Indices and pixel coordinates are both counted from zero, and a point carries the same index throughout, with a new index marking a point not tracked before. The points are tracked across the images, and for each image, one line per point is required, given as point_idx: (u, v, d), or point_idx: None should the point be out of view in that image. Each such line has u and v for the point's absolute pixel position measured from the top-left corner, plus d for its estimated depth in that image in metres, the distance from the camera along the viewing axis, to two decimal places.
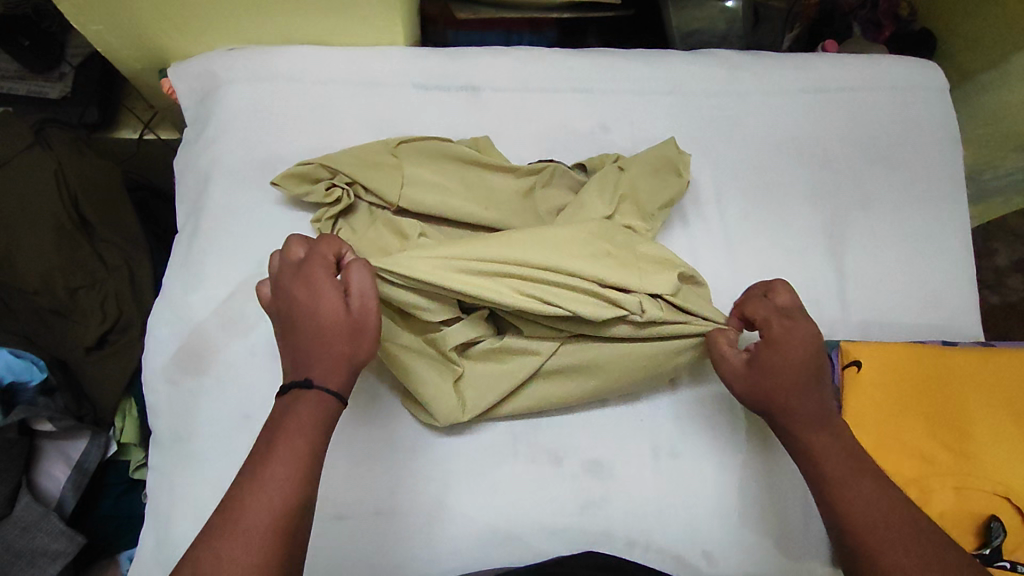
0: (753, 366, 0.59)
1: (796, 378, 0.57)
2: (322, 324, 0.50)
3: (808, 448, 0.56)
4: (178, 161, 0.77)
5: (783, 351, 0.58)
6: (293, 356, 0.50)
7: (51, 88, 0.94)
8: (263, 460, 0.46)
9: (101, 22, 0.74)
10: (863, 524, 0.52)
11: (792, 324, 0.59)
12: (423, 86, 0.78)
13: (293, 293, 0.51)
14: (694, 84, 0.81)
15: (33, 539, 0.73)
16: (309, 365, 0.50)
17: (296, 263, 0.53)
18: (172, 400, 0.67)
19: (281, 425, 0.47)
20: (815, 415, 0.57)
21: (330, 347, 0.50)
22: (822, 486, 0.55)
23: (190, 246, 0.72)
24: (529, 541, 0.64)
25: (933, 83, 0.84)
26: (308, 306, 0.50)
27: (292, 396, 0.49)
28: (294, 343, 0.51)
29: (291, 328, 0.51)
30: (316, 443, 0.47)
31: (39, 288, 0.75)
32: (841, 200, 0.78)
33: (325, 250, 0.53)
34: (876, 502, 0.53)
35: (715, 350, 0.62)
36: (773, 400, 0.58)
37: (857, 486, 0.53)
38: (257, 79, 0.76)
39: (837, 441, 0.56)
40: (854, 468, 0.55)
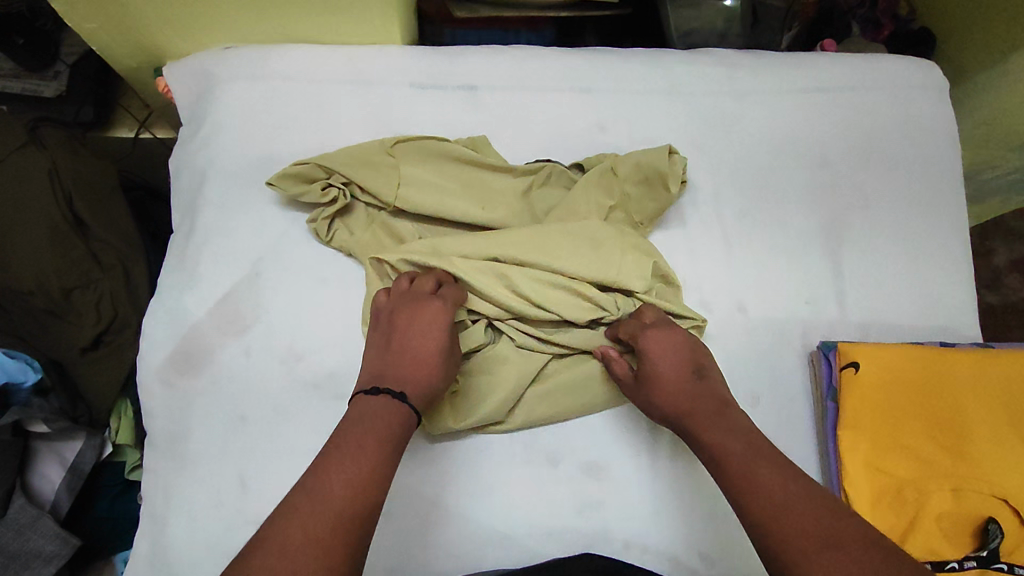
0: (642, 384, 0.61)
1: (678, 385, 0.59)
2: (424, 356, 0.58)
3: (710, 451, 0.54)
4: (174, 160, 0.76)
5: (660, 363, 0.61)
6: (389, 366, 0.57)
7: (46, 87, 0.94)
8: (343, 455, 0.48)
9: (96, 21, 0.73)
10: (773, 510, 0.47)
11: (660, 332, 0.63)
12: (420, 85, 0.78)
13: (408, 316, 0.60)
14: (693, 84, 0.80)
15: (29, 540, 0.73)
16: (403, 381, 0.56)
17: (423, 295, 0.62)
18: (167, 401, 0.67)
19: (363, 423, 0.51)
20: (709, 418, 0.56)
21: (421, 373, 0.57)
22: (728, 484, 0.51)
23: (185, 247, 0.71)
24: (526, 543, 0.63)
25: (932, 82, 0.84)
26: (424, 335, 0.59)
27: (379, 397, 0.53)
28: (396, 357, 0.58)
29: (400, 344, 0.59)
30: (391, 444, 0.50)
31: (33, 289, 0.74)
32: (839, 200, 0.78)
33: (448, 294, 0.63)
34: (779, 484, 0.48)
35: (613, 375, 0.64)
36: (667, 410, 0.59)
37: (761, 474, 0.49)
38: (253, 78, 0.76)
39: (733, 435, 0.54)
40: (750, 454, 0.52)
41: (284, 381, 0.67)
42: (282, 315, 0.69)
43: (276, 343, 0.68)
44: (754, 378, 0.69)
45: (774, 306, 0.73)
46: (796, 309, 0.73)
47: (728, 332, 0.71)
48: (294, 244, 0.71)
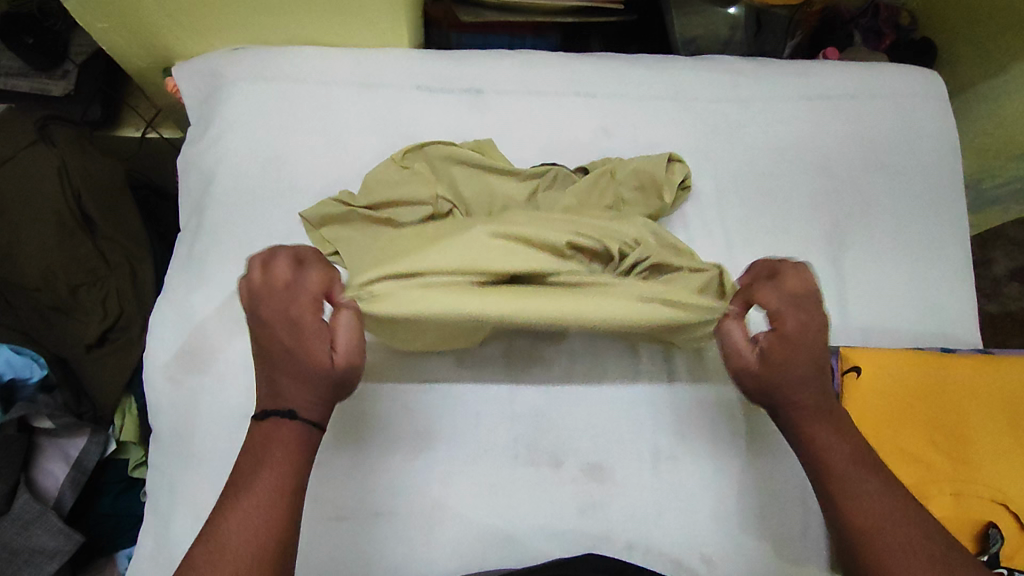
0: (771, 367, 0.53)
1: (809, 376, 0.52)
2: (310, 353, 0.48)
3: (811, 444, 0.51)
4: (182, 158, 0.77)
5: (795, 342, 0.52)
6: (270, 377, 0.48)
7: (54, 86, 0.93)
8: (244, 490, 0.44)
9: (108, 21, 0.74)
10: (875, 524, 0.47)
11: (808, 316, 0.53)
12: (427, 88, 0.78)
13: (272, 317, 0.49)
14: (697, 90, 0.81)
15: (32, 536, 0.73)
16: (284, 395, 0.48)
17: (283, 288, 0.49)
18: (172, 398, 0.67)
19: (257, 457, 0.46)
20: (817, 406, 0.52)
21: (308, 381, 0.48)
22: (824, 483, 0.50)
23: (193, 245, 0.72)
24: (528, 543, 0.64)
25: (934, 91, 0.85)
26: (298, 332, 0.48)
27: (267, 423, 0.47)
28: (274, 364, 0.48)
29: (272, 349, 0.49)
30: (292, 476, 0.46)
31: (40, 285, 0.76)
32: (841, 206, 0.79)
33: (315, 283, 0.50)
34: (881, 498, 0.48)
35: (727, 343, 0.56)
36: (784, 400, 0.52)
37: (863, 483, 0.48)
38: (262, 78, 0.77)
39: (840, 436, 0.51)
40: (856, 460, 0.50)
41: None
42: None
43: None
44: None
45: None
46: None
47: None
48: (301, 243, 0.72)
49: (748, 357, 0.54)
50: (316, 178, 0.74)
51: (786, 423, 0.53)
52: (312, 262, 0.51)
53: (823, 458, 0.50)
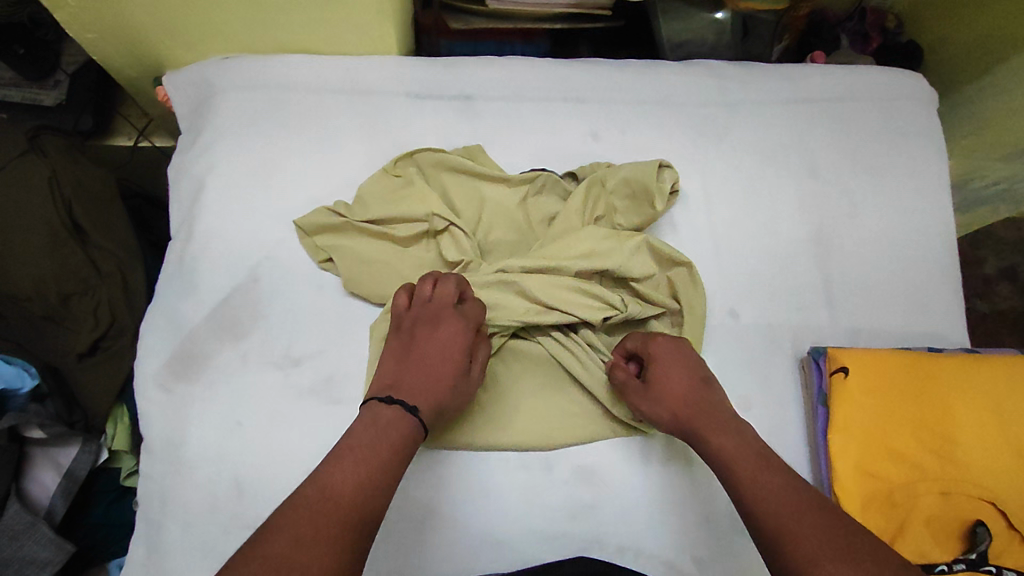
0: (654, 386, 0.62)
1: (686, 390, 0.61)
2: (447, 363, 0.60)
3: (715, 452, 0.55)
4: (173, 166, 0.77)
5: (667, 364, 0.63)
6: (406, 376, 0.59)
7: (45, 96, 0.95)
8: (358, 458, 0.50)
9: (98, 30, 0.75)
10: (780, 516, 0.48)
11: (674, 342, 0.65)
12: (416, 95, 0.79)
13: (429, 326, 0.62)
14: (684, 95, 0.82)
15: (22, 547, 0.72)
16: (413, 392, 0.58)
17: (443, 306, 0.63)
18: (163, 406, 0.67)
19: (374, 428, 0.53)
20: (719, 420, 0.57)
21: (437, 386, 0.59)
22: (733, 488, 0.52)
23: (183, 253, 0.72)
24: (521, 547, 0.64)
25: (918, 93, 0.86)
26: (445, 344, 0.61)
27: (391, 405, 0.55)
28: (414, 368, 0.59)
29: (416, 354, 0.61)
30: (393, 453, 0.52)
31: (32, 295, 0.76)
32: (828, 208, 0.79)
33: (472, 310, 0.64)
34: (789, 495, 0.49)
35: (618, 382, 0.65)
36: (680, 412, 0.60)
37: (772, 480, 0.51)
38: (252, 86, 0.77)
39: (739, 439, 0.55)
40: (757, 462, 0.53)
41: (280, 386, 0.67)
42: (279, 320, 0.70)
43: (273, 349, 0.69)
44: (746, 384, 0.70)
45: (765, 311, 0.74)
46: (787, 314, 0.74)
47: (718, 338, 0.72)
48: (291, 251, 0.72)
49: (635, 385, 0.63)
50: (306, 185, 0.75)
51: (695, 438, 0.58)
52: (470, 298, 0.65)
53: (733, 471, 0.53)
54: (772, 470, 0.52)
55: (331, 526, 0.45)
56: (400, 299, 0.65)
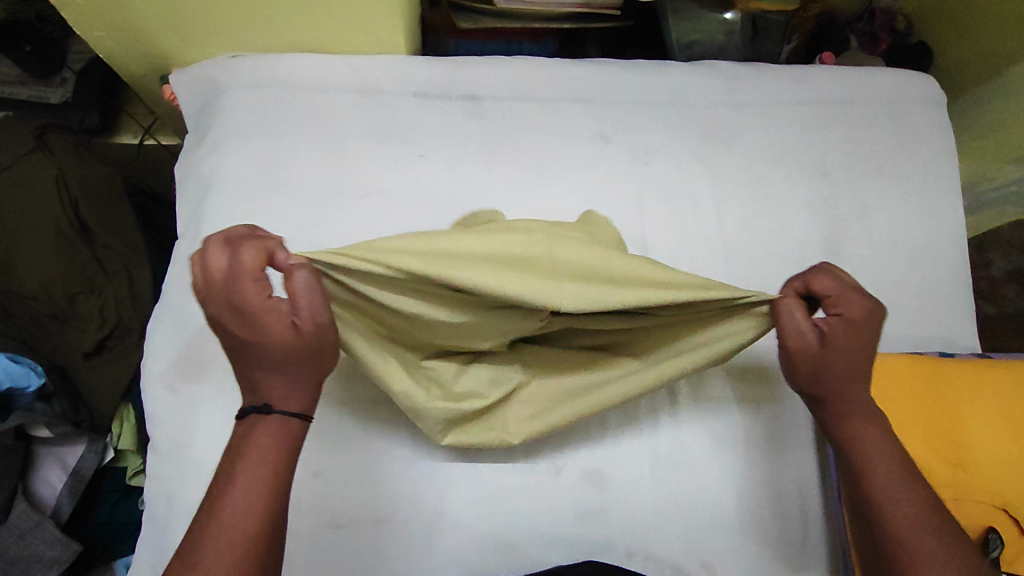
0: (826, 353, 0.54)
1: (859, 370, 0.55)
2: (272, 341, 0.47)
3: (852, 441, 0.55)
4: (180, 166, 0.77)
5: (855, 331, 0.54)
6: (251, 375, 0.49)
7: (51, 94, 0.94)
8: (234, 476, 0.47)
9: (106, 29, 0.74)
10: (907, 529, 0.52)
11: (871, 303, 0.54)
12: (424, 94, 0.79)
13: (229, 313, 0.47)
14: (694, 96, 0.82)
15: (30, 545, 0.73)
16: (263, 386, 0.49)
17: (222, 280, 0.46)
18: (170, 406, 0.67)
19: (236, 457, 0.47)
20: (864, 407, 0.56)
21: (284, 370, 0.49)
22: (866, 486, 0.54)
23: (191, 253, 0.72)
24: (529, 549, 0.64)
25: (929, 95, 0.85)
26: (251, 318, 0.47)
27: (246, 423, 0.48)
28: (241, 362, 0.49)
29: (239, 347, 0.48)
30: (272, 469, 0.47)
31: (38, 294, 0.75)
32: (839, 211, 0.79)
33: (248, 261, 0.46)
34: (915, 509, 0.53)
35: (787, 325, 0.55)
36: (831, 386, 0.55)
37: (905, 491, 0.53)
38: (260, 86, 0.77)
39: (886, 435, 0.55)
40: (901, 465, 0.54)
41: None
42: None
43: None
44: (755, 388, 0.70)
45: None
46: None
47: None
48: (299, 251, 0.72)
49: (807, 344, 0.55)
50: (314, 185, 0.74)
51: (829, 415, 0.57)
52: (242, 240, 0.47)
53: (868, 470, 0.54)
54: (906, 479, 0.54)
55: (229, 570, 0.44)
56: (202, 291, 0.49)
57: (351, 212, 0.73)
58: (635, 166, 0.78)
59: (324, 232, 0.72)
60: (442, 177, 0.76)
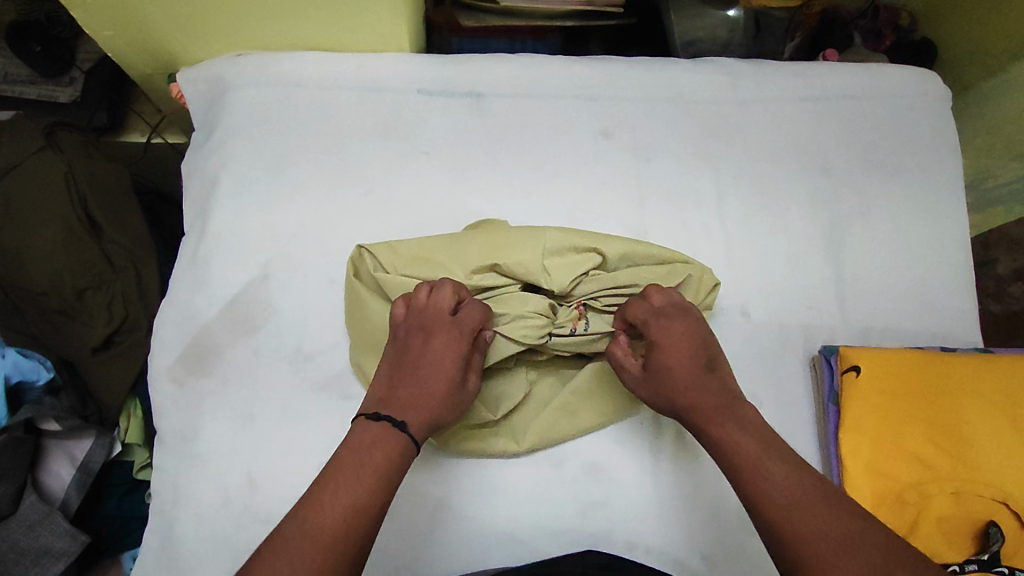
0: (651, 373, 0.58)
1: (691, 376, 0.56)
2: (442, 377, 0.57)
3: (720, 442, 0.52)
4: (187, 162, 0.78)
5: (667, 347, 0.58)
6: (400, 391, 0.56)
7: (62, 93, 0.95)
8: (346, 484, 0.47)
9: (114, 28, 0.75)
10: (785, 510, 0.46)
11: (680, 316, 0.60)
12: (428, 92, 0.79)
13: (422, 337, 0.58)
14: (695, 92, 0.82)
15: (38, 537, 0.74)
16: (408, 407, 0.55)
17: (444, 318, 0.59)
18: (177, 399, 0.68)
19: (363, 451, 0.50)
20: (717, 405, 0.54)
21: (432, 401, 0.56)
22: (741, 483, 0.49)
23: (196, 248, 0.73)
24: (530, 542, 0.64)
25: (933, 91, 0.85)
26: (443, 354, 0.58)
27: (378, 425, 0.52)
28: (407, 381, 0.56)
29: (407, 368, 0.57)
30: (390, 475, 0.49)
31: (47, 289, 0.76)
32: (841, 207, 0.79)
33: (471, 318, 0.60)
34: (794, 488, 0.47)
35: (615, 360, 0.62)
36: (674, 398, 0.56)
37: (773, 474, 0.48)
38: (266, 84, 0.78)
39: (743, 428, 0.52)
40: (762, 447, 0.50)
41: (293, 381, 0.68)
42: (292, 316, 0.70)
43: (287, 344, 0.69)
44: (757, 383, 0.70)
45: (777, 310, 0.74)
46: (797, 313, 0.74)
47: (729, 336, 0.72)
48: (303, 247, 0.72)
49: (634, 370, 0.60)
50: (319, 181, 0.75)
51: (695, 429, 0.55)
52: (467, 300, 0.62)
53: (736, 463, 0.50)
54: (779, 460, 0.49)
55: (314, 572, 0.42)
56: (398, 307, 0.61)
57: (355, 209, 0.74)
58: (637, 162, 0.78)
59: (329, 228, 0.73)
60: (445, 174, 0.76)
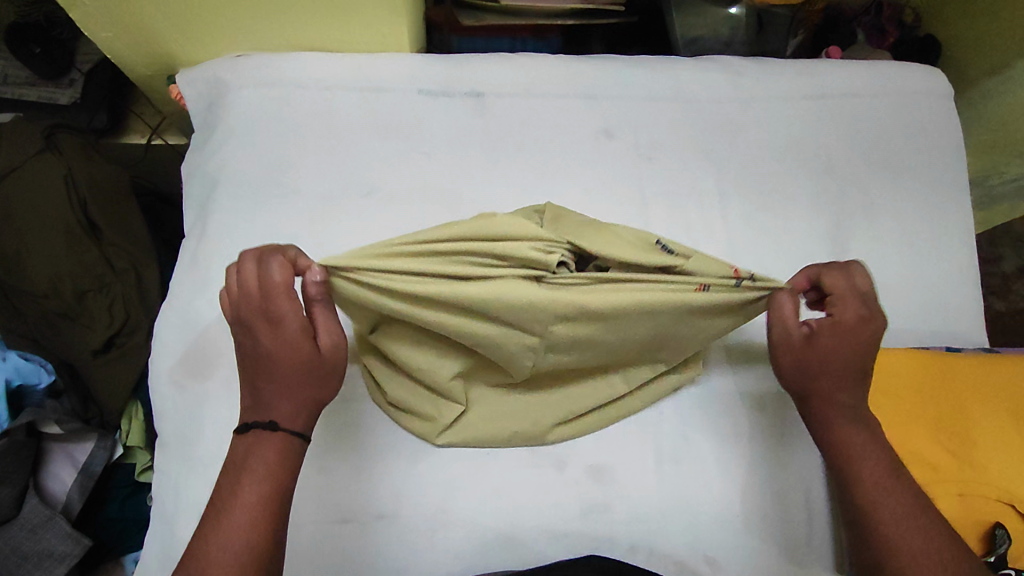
0: (816, 351, 0.58)
1: (845, 367, 0.57)
2: (291, 355, 0.52)
3: (838, 442, 0.58)
4: (187, 164, 0.77)
5: (846, 336, 0.57)
6: (258, 388, 0.53)
7: (61, 94, 0.95)
8: (231, 504, 0.49)
9: (113, 30, 0.75)
10: (886, 519, 0.53)
11: (866, 307, 0.57)
12: (429, 92, 0.79)
13: (250, 327, 0.52)
14: (698, 91, 0.81)
15: (40, 541, 0.74)
16: (271, 405, 0.53)
17: (257, 296, 0.51)
18: (177, 402, 0.68)
19: (242, 467, 0.50)
20: (852, 406, 0.58)
21: (290, 386, 0.53)
22: (846, 480, 0.57)
23: (197, 250, 0.73)
24: (532, 544, 0.64)
25: (937, 88, 0.84)
26: (279, 334, 0.52)
27: (252, 435, 0.52)
28: (261, 376, 0.53)
29: (256, 364, 0.53)
30: (280, 475, 0.51)
31: (48, 292, 0.76)
32: (845, 205, 0.78)
33: (279, 278, 0.51)
34: (905, 508, 0.53)
35: (779, 317, 0.57)
36: (818, 381, 0.58)
37: (893, 489, 0.55)
38: (265, 85, 0.77)
39: (873, 436, 0.57)
40: (886, 462, 0.56)
41: None
42: None
43: None
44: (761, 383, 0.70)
45: None
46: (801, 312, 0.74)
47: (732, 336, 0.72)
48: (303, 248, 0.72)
49: (791, 336, 0.58)
50: (319, 183, 0.75)
51: (815, 411, 0.59)
52: (273, 257, 0.52)
53: (852, 466, 0.56)
54: (890, 475, 0.55)
55: None
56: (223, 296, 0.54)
57: (356, 210, 0.74)
58: (640, 162, 0.78)
59: (329, 230, 0.73)
60: (447, 175, 0.76)
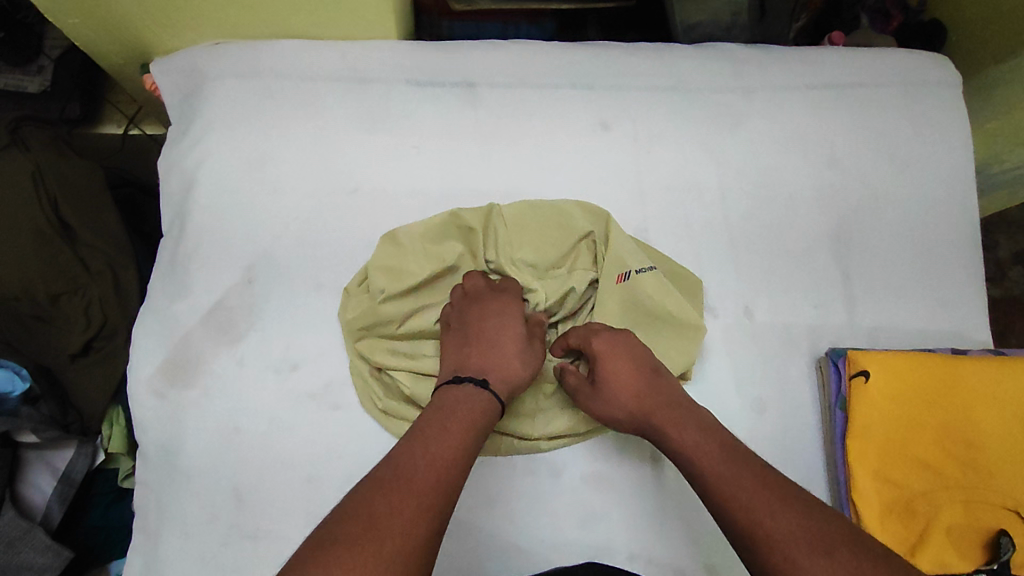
0: (599, 391, 0.59)
1: (635, 385, 0.57)
2: (512, 337, 0.61)
3: (678, 451, 0.52)
4: (163, 159, 0.73)
5: (606, 361, 0.59)
6: (473, 357, 0.58)
7: (29, 82, 0.91)
8: (432, 438, 0.48)
9: (79, 15, 0.70)
10: (744, 516, 0.45)
11: (613, 336, 0.61)
12: (417, 82, 0.75)
13: (477, 311, 0.62)
14: (698, 81, 0.78)
15: (20, 553, 0.70)
16: (486, 371, 0.57)
17: (490, 292, 0.64)
18: (157, 411, 0.65)
19: (450, 409, 0.52)
20: (674, 419, 0.54)
21: (507, 361, 0.59)
22: (706, 496, 0.48)
23: (176, 251, 0.70)
24: (528, 556, 0.62)
25: (947, 75, 0.81)
26: (504, 316, 0.62)
27: (462, 385, 0.55)
28: (479, 347, 0.59)
29: (472, 335, 0.61)
30: (477, 428, 0.52)
31: (19, 294, 0.73)
32: (848, 201, 0.76)
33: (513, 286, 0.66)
34: (754, 488, 0.46)
35: (570, 388, 0.61)
36: (639, 417, 0.56)
37: (738, 478, 0.47)
38: (243, 75, 0.73)
39: (703, 431, 0.52)
40: (723, 454, 0.49)
41: (279, 391, 0.65)
42: (276, 324, 0.67)
43: (271, 354, 0.66)
44: (760, 386, 0.68)
45: (781, 310, 0.71)
46: (803, 313, 0.72)
47: (730, 338, 0.70)
48: (288, 250, 0.69)
49: (585, 390, 0.60)
50: (304, 179, 0.71)
51: (660, 442, 0.55)
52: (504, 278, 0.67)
53: (699, 468, 0.50)
54: (728, 464, 0.48)
55: (413, 507, 0.43)
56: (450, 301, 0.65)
57: (341, 207, 0.71)
58: (638, 155, 0.75)
59: (314, 230, 0.70)
60: (437, 170, 0.73)
